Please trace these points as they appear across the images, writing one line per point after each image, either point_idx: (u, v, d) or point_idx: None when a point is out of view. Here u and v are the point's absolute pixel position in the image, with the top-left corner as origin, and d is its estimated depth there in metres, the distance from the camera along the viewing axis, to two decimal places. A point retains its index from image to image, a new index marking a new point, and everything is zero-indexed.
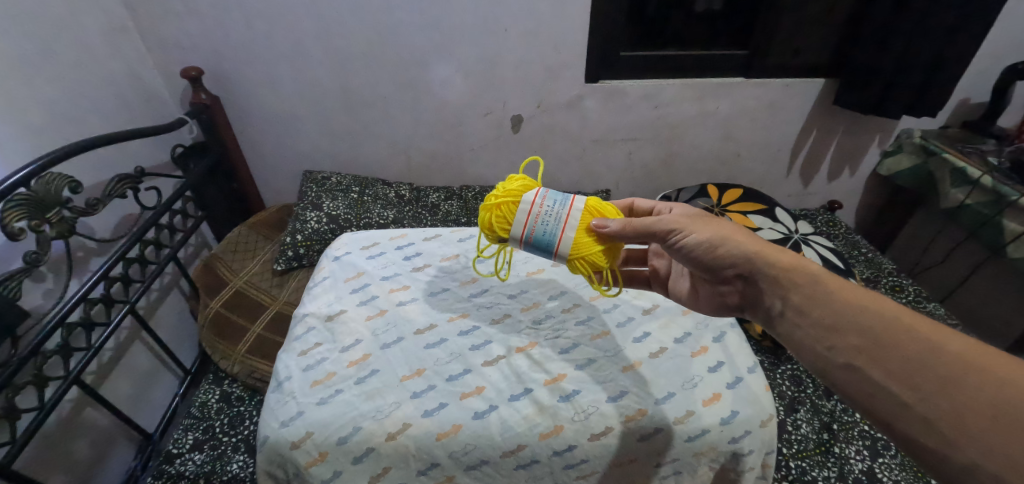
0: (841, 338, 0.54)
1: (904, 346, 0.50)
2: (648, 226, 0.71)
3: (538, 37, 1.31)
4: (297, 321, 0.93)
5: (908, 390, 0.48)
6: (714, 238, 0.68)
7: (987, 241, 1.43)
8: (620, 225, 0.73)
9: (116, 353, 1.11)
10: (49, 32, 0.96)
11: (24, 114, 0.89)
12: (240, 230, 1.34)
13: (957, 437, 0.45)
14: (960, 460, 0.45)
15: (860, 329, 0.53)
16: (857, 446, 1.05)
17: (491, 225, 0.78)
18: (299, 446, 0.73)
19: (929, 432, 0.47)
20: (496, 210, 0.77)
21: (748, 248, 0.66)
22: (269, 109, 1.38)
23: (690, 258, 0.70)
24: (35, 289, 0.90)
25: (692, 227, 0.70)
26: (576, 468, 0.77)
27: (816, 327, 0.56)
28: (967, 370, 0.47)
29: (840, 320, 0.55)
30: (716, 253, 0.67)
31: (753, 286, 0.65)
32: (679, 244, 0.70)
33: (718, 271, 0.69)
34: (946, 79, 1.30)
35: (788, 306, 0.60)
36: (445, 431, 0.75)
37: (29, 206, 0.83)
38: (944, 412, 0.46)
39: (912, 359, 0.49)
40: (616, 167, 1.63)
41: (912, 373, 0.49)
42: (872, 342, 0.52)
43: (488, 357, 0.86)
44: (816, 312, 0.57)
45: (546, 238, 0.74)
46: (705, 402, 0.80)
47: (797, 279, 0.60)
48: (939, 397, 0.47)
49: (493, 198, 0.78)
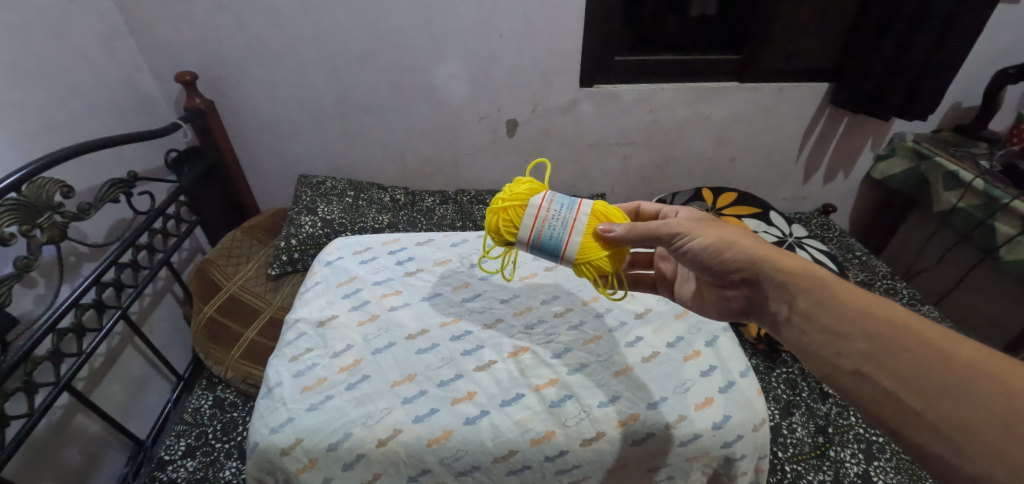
0: (849, 343, 0.54)
1: (913, 352, 0.50)
2: (653, 229, 0.71)
3: (533, 42, 1.32)
4: (289, 326, 0.92)
5: (917, 396, 0.48)
6: (720, 243, 0.68)
7: (980, 244, 1.43)
8: (626, 229, 0.72)
9: (108, 358, 1.10)
10: (43, 36, 0.96)
11: (17, 119, 0.88)
12: (234, 235, 1.33)
13: (966, 445, 0.45)
14: (969, 468, 0.44)
15: (869, 335, 0.53)
16: (852, 450, 1.05)
17: (498, 229, 0.78)
18: (289, 453, 0.73)
19: (937, 439, 0.46)
20: (503, 214, 0.76)
21: (753, 252, 0.66)
22: (264, 113, 1.38)
23: (695, 262, 0.71)
24: (26, 294, 0.89)
25: (698, 230, 0.70)
26: (568, 473, 0.76)
27: (822, 333, 0.56)
28: (977, 377, 0.47)
29: (848, 326, 0.55)
30: (722, 257, 0.67)
31: (759, 291, 0.65)
32: (686, 248, 0.70)
33: (724, 275, 0.69)
34: (937, 84, 1.31)
35: (794, 311, 0.60)
36: (435, 437, 0.74)
37: (18, 211, 0.82)
38: (954, 420, 0.46)
39: (921, 366, 0.49)
40: (611, 171, 1.63)
41: (920, 380, 0.49)
42: (881, 349, 0.52)
43: (480, 362, 0.85)
44: (822, 318, 0.57)
45: (553, 242, 0.74)
46: (698, 406, 0.80)
47: (804, 284, 0.60)
48: (948, 404, 0.47)
49: (499, 202, 0.77)
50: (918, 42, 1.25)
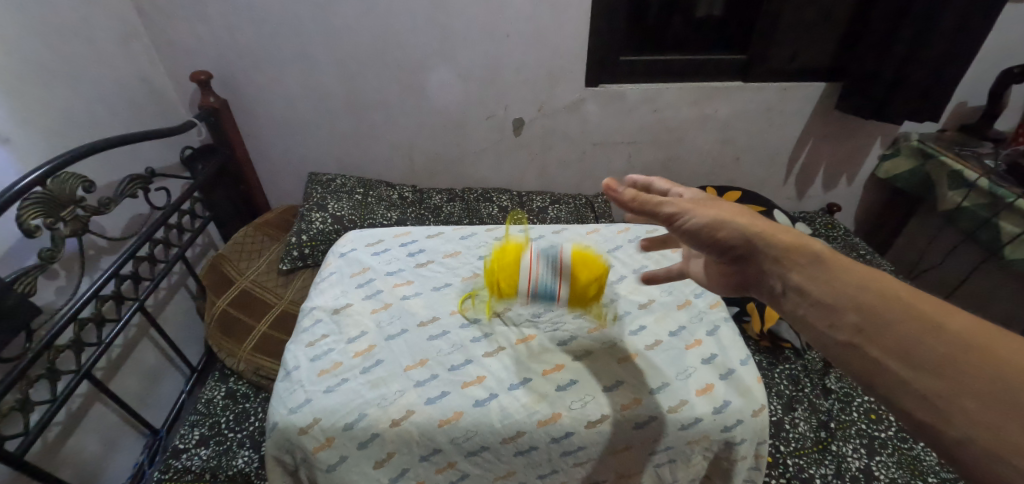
0: (840, 314, 0.50)
1: (903, 323, 0.46)
2: (652, 205, 0.64)
3: (539, 42, 1.34)
4: (304, 314, 0.95)
5: (904, 366, 0.44)
6: (715, 222, 0.62)
7: (984, 243, 1.44)
8: (631, 193, 0.64)
9: (125, 349, 1.13)
10: (64, 36, 0.99)
11: (41, 117, 0.92)
12: (246, 231, 1.36)
13: (953, 413, 0.41)
14: (953, 434, 0.41)
15: (859, 306, 0.49)
16: (854, 444, 1.06)
17: (498, 290, 0.89)
18: (307, 432, 0.75)
19: (925, 407, 0.43)
20: (501, 278, 0.88)
21: (749, 231, 0.59)
22: (277, 112, 1.41)
23: (692, 242, 0.64)
24: (48, 286, 0.92)
25: (697, 210, 0.63)
26: (573, 455, 0.79)
27: (814, 305, 0.52)
28: (967, 347, 0.43)
29: (840, 297, 0.50)
30: (718, 237, 0.61)
31: (755, 271, 0.60)
32: (684, 230, 0.64)
33: (719, 255, 0.63)
34: (946, 84, 1.31)
35: (789, 286, 0.55)
36: (447, 418, 0.77)
37: (44, 204, 0.85)
38: (943, 389, 0.42)
39: (910, 337, 0.45)
40: (616, 170, 1.65)
41: (910, 350, 0.45)
42: (873, 320, 0.47)
43: (489, 348, 0.88)
44: (814, 291, 0.52)
45: (548, 293, 0.86)
46: (698, 392, 0.81)
47: (800, 260, 0.55)
48: (937, 373, 0.43)
49: (495, 268, 0.89)
50: (925, 43, 1.26)
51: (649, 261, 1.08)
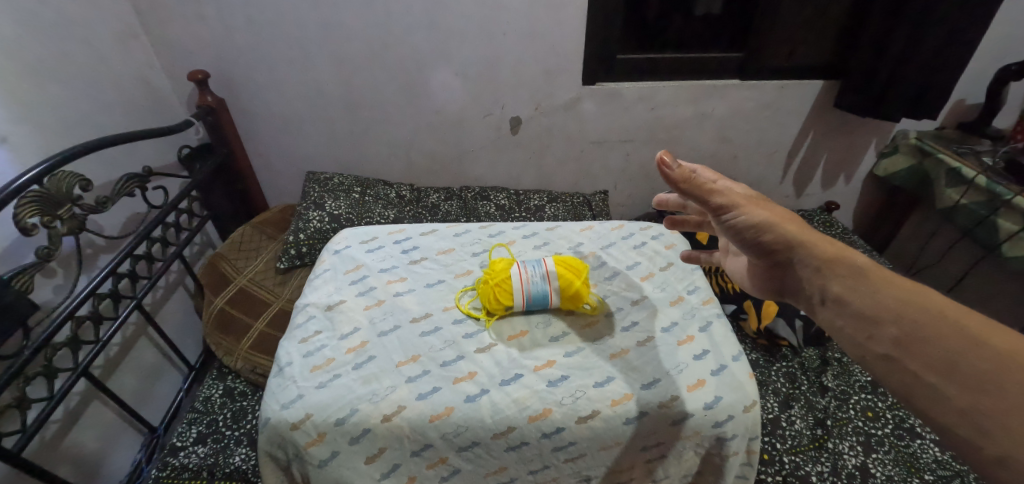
0: (879, 328, 0.49)
1: (944, 337, 0.45)
2: (704, 193, 0.61)
3: (535, 39, 1.34)
4: (298, 310, 0.95)
5: (948, 382, 0.44)
6: (764, 224, 0.60)
7: (982, 240, 1.44)
8: (682, 174, 0.59)
9: (123, 348, 1.13)
10: (61, 34, 1.00)
11: (38, 115, 0.92)
12: (244, 230, 1.36)
13: (993, 431, 0.41)
14: (992, 450, 0.40)
15: (900, 319, 0.48)
16: (850, 442, 1.06)
17: (494, 301, 0.91)
18: (299, 427, 0.75)
19: (966, 423, 0.42)
20: (496, 289, 0.91)
21: (795, 238, 0.58)
22: (275, 111, 1.42)
23: (733, 239, 0.63)
24: (46, 283, 0.92)
25: (747, 207, 0.61)
26: (564, 450, 0.79)
27: (852, 318, 0.51)
28: (1011, 365, 0.41)
29: (880, 310, 0.49)
30: (761, 239, 0.60)
31: (791, 276, 0.59)
32: (728, 223, 0.62)
33: (756, 255, 0.62)
34: (944, 81, 1.31)
35: (827, 295, 0.54)
36: (438, 413, 0.77)
37: (41, 202, 0.85)
38: (984, 406, 0.41)
39: (952, 352, 0.44)
40: (614, 169, 1.65)
41: (952, 366, 0.44)
42: (913, 335, 0.46)
43: (481, 344, 0.88)
44: (855, 302, 0.51)
45: (540, 295, 0.90)
46: (690, 388, 0.81)
47: (842, 269, 0.53)
48: (979, 389, 0.42)
49: (488, 283, 0.93)
50: (922, 40, 1.25)
51: (642, 258, 1.08)
